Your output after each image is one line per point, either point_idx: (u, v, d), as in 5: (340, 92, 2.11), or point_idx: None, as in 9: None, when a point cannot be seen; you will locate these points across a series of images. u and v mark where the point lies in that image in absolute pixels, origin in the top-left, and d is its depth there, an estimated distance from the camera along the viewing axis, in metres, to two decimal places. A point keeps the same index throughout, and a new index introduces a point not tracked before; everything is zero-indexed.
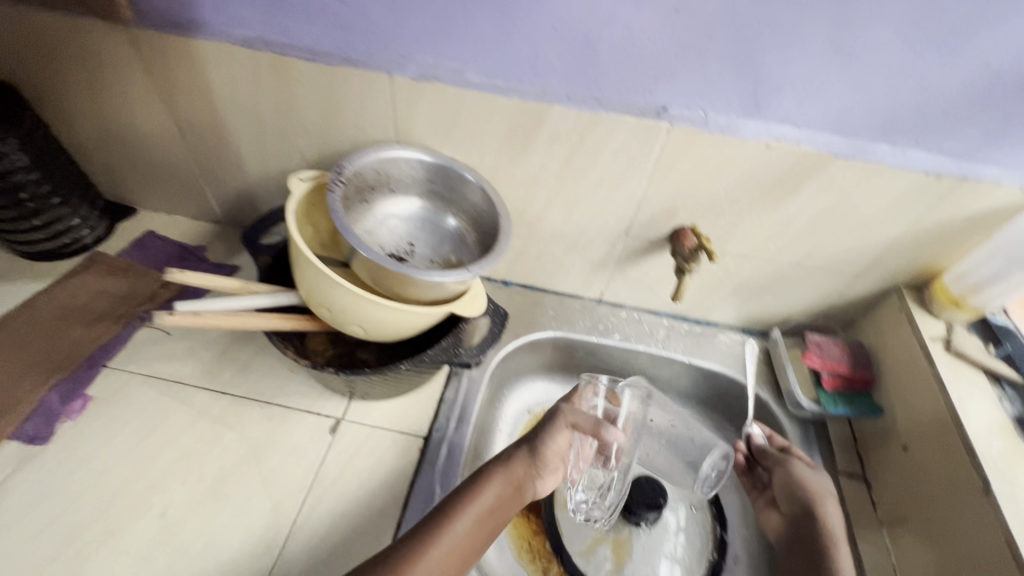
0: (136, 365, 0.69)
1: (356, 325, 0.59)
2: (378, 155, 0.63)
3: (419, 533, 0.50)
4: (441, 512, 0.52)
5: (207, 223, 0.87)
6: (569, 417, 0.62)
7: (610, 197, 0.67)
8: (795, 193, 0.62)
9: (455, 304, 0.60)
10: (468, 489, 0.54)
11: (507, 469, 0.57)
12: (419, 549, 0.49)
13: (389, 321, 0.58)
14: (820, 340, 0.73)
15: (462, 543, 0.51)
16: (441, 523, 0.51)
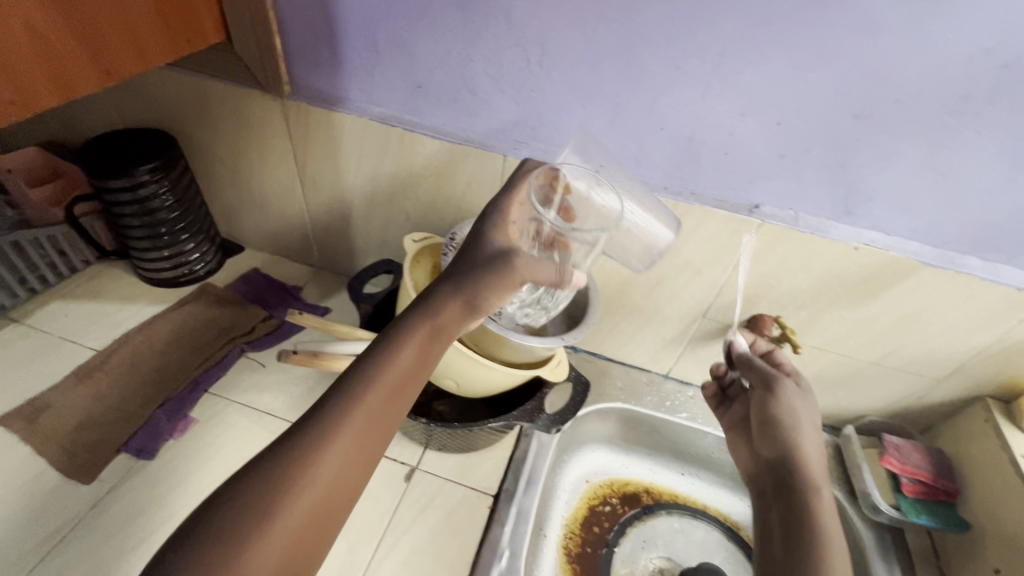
0: (233, 393, 0.74)
1: (450, 379, 0.63)
2: None
3: (325, 410, 0.43)
4: (349, 382, 0.45)
5: (304, 265, 0.94)
6: (499, 219, 0.54)
7: (693, 280, 0.71)
8: (879, 294, 0.64)
9: (542, 369, 0.62)
10: (381, 349, 0.48)
11: (436, 317, 0.50)
12: (331, 413, 0.43)
13: (479, 378, 0.61)
14: (899, 443, 0.72)
15: (379, 403, 0.45)
16: (347, 406, 0.44)
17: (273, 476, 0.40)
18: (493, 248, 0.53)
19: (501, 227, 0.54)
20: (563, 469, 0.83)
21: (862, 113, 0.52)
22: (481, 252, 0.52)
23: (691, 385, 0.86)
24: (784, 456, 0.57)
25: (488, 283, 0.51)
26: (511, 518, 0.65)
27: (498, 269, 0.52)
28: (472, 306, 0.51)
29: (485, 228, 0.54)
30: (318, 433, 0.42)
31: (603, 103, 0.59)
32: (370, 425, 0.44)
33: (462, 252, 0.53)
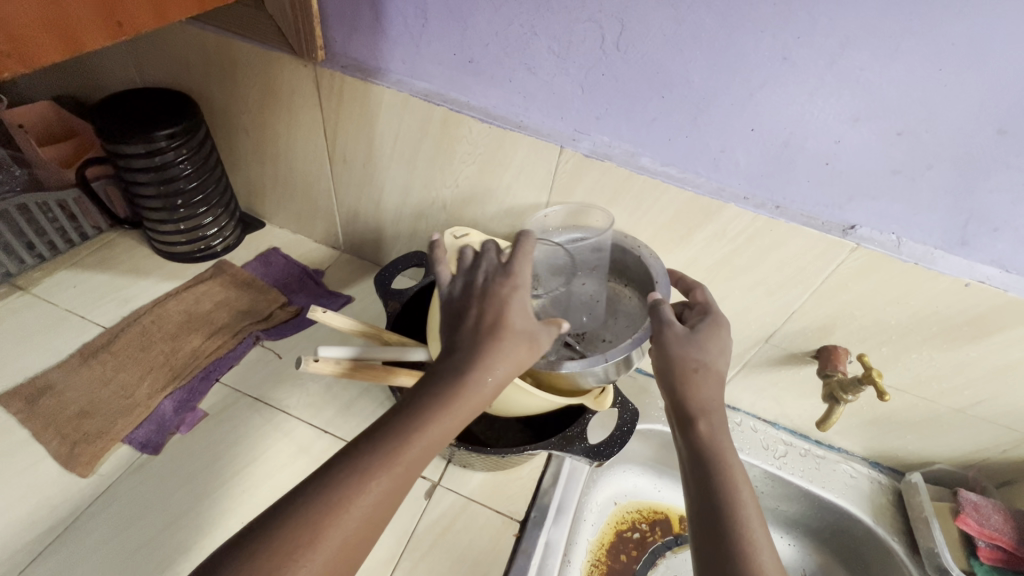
0: (246, 385, 0.69)
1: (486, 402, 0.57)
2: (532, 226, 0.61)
3: (346, 467, 0.36)
4: (381, 438, 0.37)
5: (328, 248, 0.88)
6: (518, 275, 0.43)
7: (761, 301, 0.63)
8: (983, 338, 0.55)
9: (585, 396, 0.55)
10: (417, 405, 0.39)
11: (486, 375, 0.39)
12: (356, 471, 0.36)
13: (517, 402, 0.54)
14: (977, 501, 0.64)
15: (412, 469, 0.37)
16: (374, 463, 0.36)
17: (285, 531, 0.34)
18: (521, 308, 0.42)
19: (523, 284, 0.43)
20: (594, 489, 0.76)
21: (1010, 129, 0.43)
22: (519, 312, 0.42)
23: (739, 410, 0.78)
24: (686, 417, 0.46)
25: (532, 348, 0.42)
26: (540, 550, 0.60)
27: (539, 334, 0.42)
28: (518, 367, 0.41)
29: (502, 286, 0.43)
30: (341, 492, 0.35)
31: (685, 96, 0.51)
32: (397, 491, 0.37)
33: (490, 307, 0.42)
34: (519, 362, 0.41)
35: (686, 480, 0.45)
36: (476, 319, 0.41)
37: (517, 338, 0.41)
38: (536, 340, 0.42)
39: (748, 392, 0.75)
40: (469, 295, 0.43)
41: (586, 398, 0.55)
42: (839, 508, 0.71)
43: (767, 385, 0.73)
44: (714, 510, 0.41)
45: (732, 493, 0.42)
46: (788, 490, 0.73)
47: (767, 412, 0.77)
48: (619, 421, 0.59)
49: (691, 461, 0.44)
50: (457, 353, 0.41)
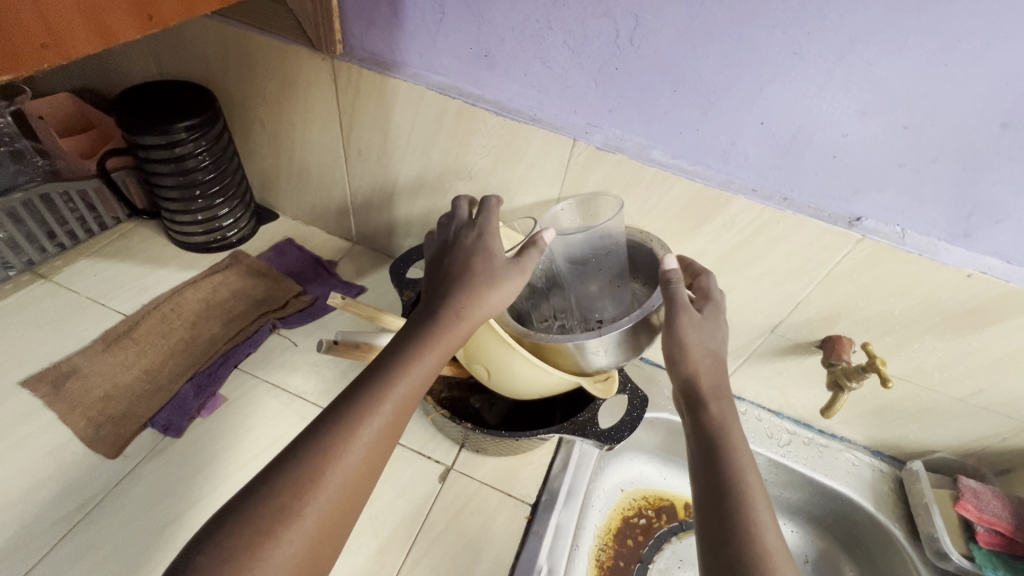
0: (263, 371, 0.71)
1: (482, 367, 0.57)
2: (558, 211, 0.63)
3: (352, 400, 0.41)
4: (379, 373, 0.42)
5: (340, 239, 0.90)
6: (487, 229, 0.52)
7: (767, 291, 0.64)
8: (985, 328, 0.57)
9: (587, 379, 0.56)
10: (410, 340, 0.44)
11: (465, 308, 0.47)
12: (357, 403, 0.40)
13: (519, 374, 0.55)
14: (977, 487, 0.66)
15: (408, 398, 0.42)
16: (377, 392, 0.41)
17: (302, 463, 0.37)
18: (488, 251, 0.50)
19: (488, 236, 0.52)
20: (602, 476, 0.78)
21: (1013, 124, 0.44)
22: (484, 257, 0.50)
23: (744, 399, 0.80)
24: (695, 402, 0.48)
25: (503, 279, 0.48)
26: (551, 531, 0.61)
27: (508, 271, 0.49)
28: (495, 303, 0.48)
29: (469, 240, 0.52)
30: (351, 421, 0.39)
31: (697, 89, 0.52)
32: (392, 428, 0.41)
33: (459, 257, 0.50)
34: (492, 298, 0.48)
35: (693, 464, 0.46)
36: (450, 267, 0.50)
37: (486, 276, 0.48)
38: (505, 278, 0.49)
39: (753, 381, 0.76)
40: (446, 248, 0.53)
41: (584, 380, 0.56)
42: (841, 495, 0.73)
43: (772, 375, 0.74)
44: (721, 492, 0.43)
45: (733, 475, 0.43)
46: (791, 477, 0.75)
47: (771, 401, 0.78)
48: (628, 407, 0.60)
49: (698, 442, 0.46)
50: (439, 293, 0.48)
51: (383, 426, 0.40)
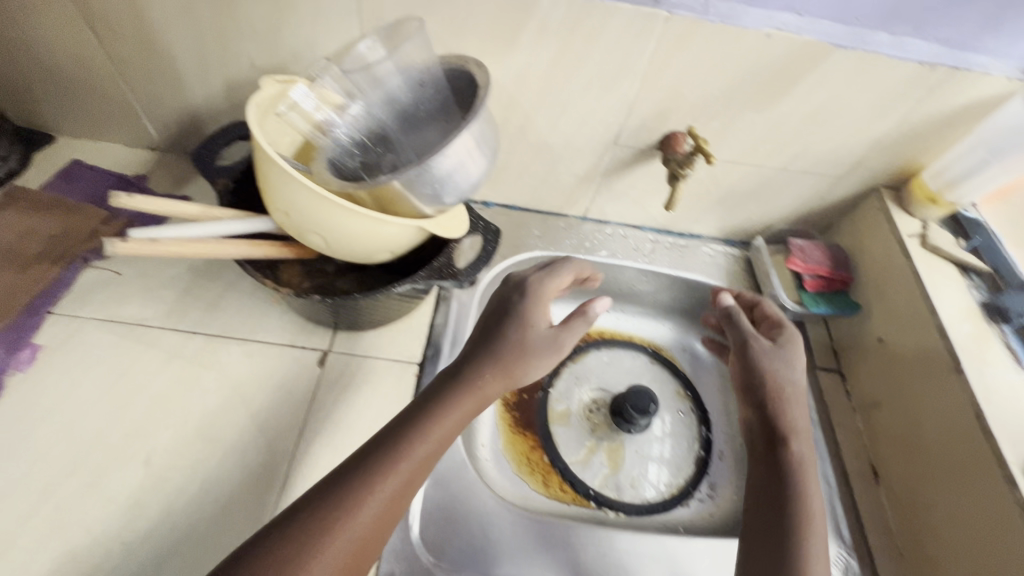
0: (89, 310, 0.62)
1: (315, 235, 0.52)
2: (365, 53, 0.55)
3: (400, 434, 0.46)
4: (407, 425, 0.46)
5: (144, 151, 0.77)
6: (533, 289, 0.57)
7: (600, 100, 0.63)
8: (790, 89, 0.60)
9: (430, 222, 0.55)
10: (454, 383, 0.50)
11: (490, 369, 0.51)
12: (385, 456, 0.44)
13: (358, 230, 0.52)
14: (803, 244, 0.75)
15: (426, 456, 0.46)
16: (423, 427, 0.46)
17: (352, 484, 0.42)
18: (528, 321, 0.54)
19: (531, 327, 0.54)
20: None
21: None
22: (535, 330, 0.54)
23: (609, 222, 0.83)
24: (778, 440, 0.55)
25: (535, 348, 0.52)
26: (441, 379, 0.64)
27: (549, 338, 0.54)
28: (528, 369, 0.52)
29: (513, 331, 0.54)
30: (394, 457, 0.44)
31: None
32: (405, 489, 0.44)
33: (512, 321, 0.54)
34: (533, 366, 0.52)
35: (761, 485, 0.53)
36: (505, 338, 0.53)
37: (521, 334, 0.54)
38: (548, 355, 0.53)
39: (613, 201, 0.79)
40: (496, 312, 0.56)
41: (428, 223, 0.55)
42: (701, 283, 0.80)
43: (627, 190, 0.77)
44: (783, 516, 0.50)
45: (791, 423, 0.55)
46: (659, 280, 0.81)
47: (632, 217, 0.82)
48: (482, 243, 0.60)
49: (777, 474, 0.53)
50: (474, 357, 0.52)
51: (407, 481, 0.44)
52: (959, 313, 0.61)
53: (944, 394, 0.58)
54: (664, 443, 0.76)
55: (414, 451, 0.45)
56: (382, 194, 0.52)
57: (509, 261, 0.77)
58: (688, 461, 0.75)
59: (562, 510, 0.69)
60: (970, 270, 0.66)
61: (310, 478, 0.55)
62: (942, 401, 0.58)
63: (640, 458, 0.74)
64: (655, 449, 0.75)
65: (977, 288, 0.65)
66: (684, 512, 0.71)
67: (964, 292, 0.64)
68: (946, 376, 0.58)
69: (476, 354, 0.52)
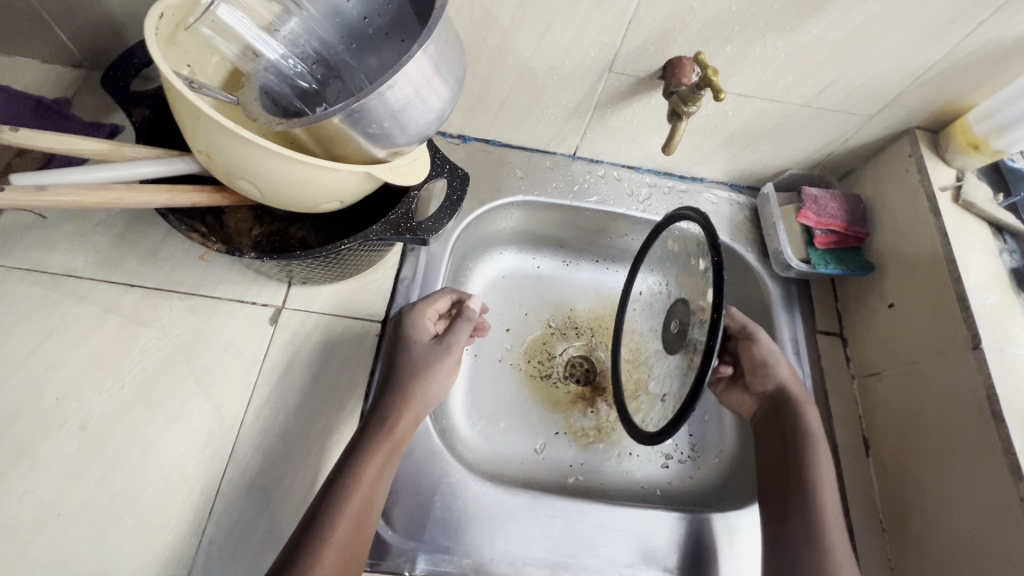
0: (10, 258, 0.55)
1: (246, 182, 0.44)
2: None
3: (308, 529, 0.42)
4: (329, 495, 0.44)
5: (65, 69, 0.66)
6: (409, 321, 0.54)
7: (594, 15, 0.52)
8: (826, 5, 0.49)
9: (378, 167, 0.46)
10: (354, 452, 0.47)
11: (392, 404, 0.50)
12: (312, 534, 0.42)
13: (295, 178, 0.43)
14: (818, 194, 0.66)
15: (359, 516, 0.44)
16: (334, 509, 0.43)
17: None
18: (415, 339, 0.53)
19: (420, 343, 0.53)
20: (469, 277, 0.74)
21: None
22: (422, 345, 0.53)
23: (602, 162, 0.74)
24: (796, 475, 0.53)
25: (428, 365, 0.52)
26: None
27: (437, 354, 0.53)
28: (427, 391, 0.52)
29: (402, 358, 0.53)
30: (309, 556, 0.40)
31: None
32: (348, 555, 0.42)
33: (399, 348, 0.53)
34: (432, 383, 0.52)
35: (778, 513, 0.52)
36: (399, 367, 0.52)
37: (414, 366, 0.52)
38: (445, 364, 0.53)
39: (607, 138, 0.69)
40: (392, 345, 0.54)
41: (378, 167, 0.46)
42: None
43: (623, 127, 0.67)
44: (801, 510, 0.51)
45: (810, 430, 0.55)
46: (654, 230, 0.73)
47: (629, 157, 0.73)
48: (448, 191, 0.52)
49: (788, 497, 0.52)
50: (379, 398, 0.51)
51: (345, 547, 0.42)
52: (986, 281, 0.55)
53: (955, 367, 0.53)
54: None
55: (332, 538, 0.42)
56: (320, 132, 0.43)
57: (487, 205, 0.69)
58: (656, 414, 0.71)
59: (529, 471, 0.65)
60: (1004, 230, 0.59)
61: (261, 447, 0.51)
62: (950, 380, 0.53)
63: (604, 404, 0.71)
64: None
65: (1010, 252, 0.57)
66: (663, 474, 0.68)
67: (995, 256, 0.57)
68: (959, 350, 0.53)
69: (375, 412, 0.50)
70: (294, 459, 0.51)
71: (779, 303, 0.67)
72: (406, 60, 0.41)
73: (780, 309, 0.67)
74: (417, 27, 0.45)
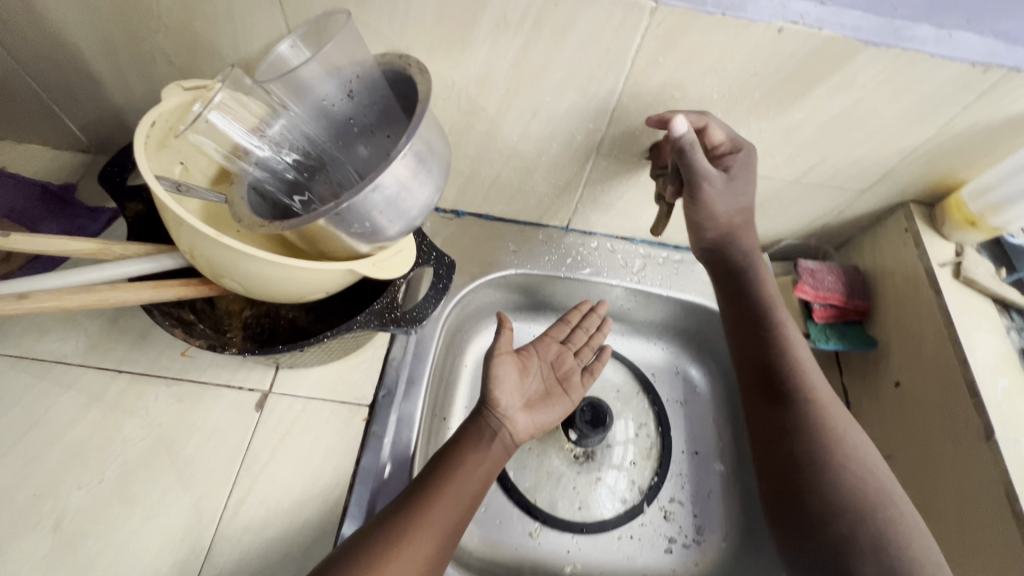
0: (2, 345, 0.55)
1: (232, 280, 0.44)
2: (279, 52, 0.44)
3: (400, 525, 0.47)
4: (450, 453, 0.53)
5: (72, 154, 0.68)
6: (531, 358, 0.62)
7: (578, 105, 0.53)
8: (805, 93, 0.50)
9: (361, 262, 0.46)
10: (449, 464, 0.52)
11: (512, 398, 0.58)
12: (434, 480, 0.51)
13: (279, 278, 0.43)
14: (814, 267, 0.64)
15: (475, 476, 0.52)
16: (419, 515, 0.48)
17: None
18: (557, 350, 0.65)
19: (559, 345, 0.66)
20: (463, 347, 0.73)
21: None
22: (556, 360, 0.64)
23: (595, 234, 0.74)
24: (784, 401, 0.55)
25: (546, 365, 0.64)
26: (391, 427, 0.57)
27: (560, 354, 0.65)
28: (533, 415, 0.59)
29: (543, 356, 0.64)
30: (387, 552, 0.45)
31: None
32: (459, 503, 0.50)
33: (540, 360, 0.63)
34: (536, 408, 0.60)
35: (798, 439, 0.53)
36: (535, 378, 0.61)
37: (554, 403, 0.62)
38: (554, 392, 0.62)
39: (598, 211, 0.69)
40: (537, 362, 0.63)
41: (361, 262, 0.46)
42: (697, 304, 0.71)
43: (614, 202, 0.67)
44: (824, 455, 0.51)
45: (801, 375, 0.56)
46: (650, 300, 0.73)
47: (621, 229, 0.72)
48: (433, 278, 0.52)
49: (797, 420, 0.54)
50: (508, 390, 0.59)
51: (461, 495, 0.51)
52: (995, 364, 0.52)
53: (967, 458, 0.50)
54: (626, 471, 0.70)
55: (414, 541, 0.46)
56: (303, 231, 0.43)
57: (479, 280, 0.69)
58: (645, 495, 0.69)
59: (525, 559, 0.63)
60: (1011, 307, 0.57)
61: (240, 545, 0.49)
62: (962, 471, 0.50)
63: (597, 481, 0.69)
64: (610, 483, 0.69)
65: (1017, 330, 0.56)
66: (666, 560, 0.66)
67: (1001, 334, 0.55)
68: (972, 440, 0.50)
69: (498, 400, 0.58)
70: (272, 559, 0.49)
71: None
72: (390, 161, 0.42)
73: None
74: (402, 122, 0.47)
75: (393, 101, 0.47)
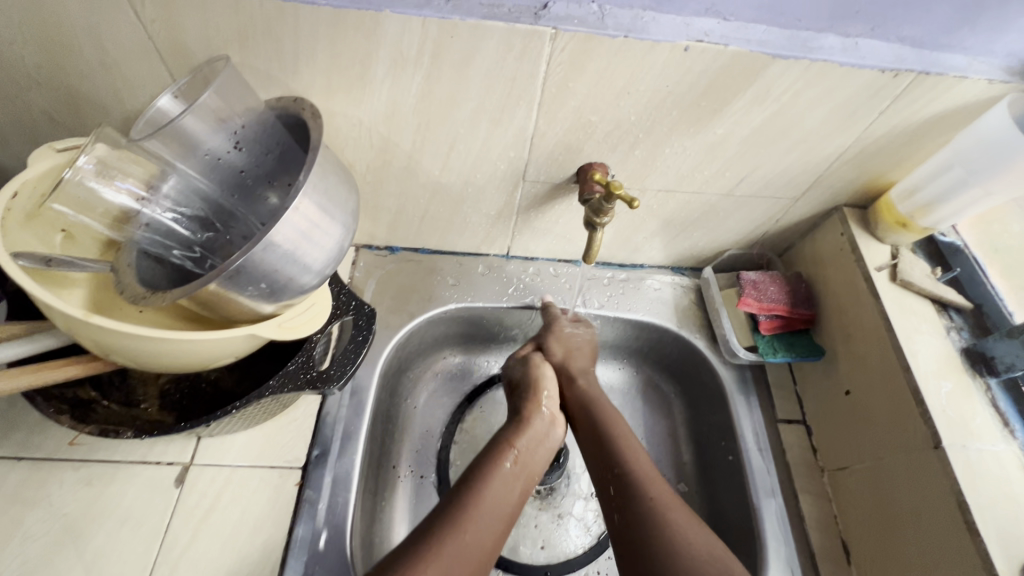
0: None
1: (121, 357, 0.41)
2: (158, 106, 0.41)
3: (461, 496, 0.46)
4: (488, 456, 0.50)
5: None
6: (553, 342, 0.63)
7: (495, 135, 0.51)
8: (722, 108, 0.48)
9: (264, 324, 0.43)
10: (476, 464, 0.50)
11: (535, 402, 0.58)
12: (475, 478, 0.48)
13: (170, 351, 0.40)
14: (756, 279, 0.63)
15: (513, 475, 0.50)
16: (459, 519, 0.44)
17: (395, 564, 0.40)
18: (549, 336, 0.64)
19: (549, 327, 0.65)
20: (410, 387, 0.70)
21: None
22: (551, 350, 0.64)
23: (537, 259, 0.72)
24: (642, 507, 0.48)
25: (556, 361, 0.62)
26: (326, 489, 0.54)
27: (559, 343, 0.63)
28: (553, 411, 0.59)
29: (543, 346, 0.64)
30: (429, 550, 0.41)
31: None
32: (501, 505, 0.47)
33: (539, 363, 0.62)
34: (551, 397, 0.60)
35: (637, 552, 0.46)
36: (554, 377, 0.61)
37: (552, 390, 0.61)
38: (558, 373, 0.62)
39: (536, 237, 0.67)
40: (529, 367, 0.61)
41: (264, 324, 0.43)
42: (646, 323, 0.69)
43: (550, 227, 0.65)
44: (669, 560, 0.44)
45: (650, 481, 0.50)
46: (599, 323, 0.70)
47: (562, 252, 0.70)
48: (354, 330, 0.51)
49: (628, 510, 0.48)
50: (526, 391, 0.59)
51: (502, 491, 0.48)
52: (938, 367, 0.52)
53: (919, 469, 0.49)
54: (588, 503, 0.68)
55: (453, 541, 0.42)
56: (195, 299, 0.40)
57: (418, 318, 0.66)
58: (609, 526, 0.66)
59: None
60: (949, 307, 0.57)
61: None
62: (917, 482, 0.49)
63: (558, 518, 0.66)
64: (577, 515, 0.66)
65: (957, 330, 0.55)
66: None
67: (942, 336, 0.54)
68: (921, 449, 0.49)
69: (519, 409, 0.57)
70: None
71: (733, 393, 0.64)
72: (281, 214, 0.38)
73: (737, 398, 0.63)
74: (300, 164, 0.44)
75: (293, 144, 0.44)
